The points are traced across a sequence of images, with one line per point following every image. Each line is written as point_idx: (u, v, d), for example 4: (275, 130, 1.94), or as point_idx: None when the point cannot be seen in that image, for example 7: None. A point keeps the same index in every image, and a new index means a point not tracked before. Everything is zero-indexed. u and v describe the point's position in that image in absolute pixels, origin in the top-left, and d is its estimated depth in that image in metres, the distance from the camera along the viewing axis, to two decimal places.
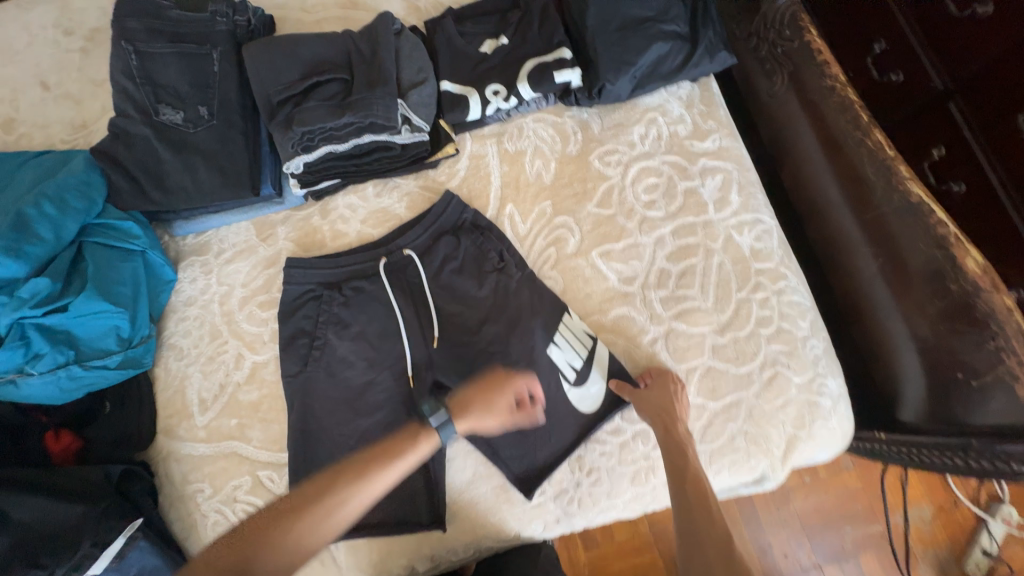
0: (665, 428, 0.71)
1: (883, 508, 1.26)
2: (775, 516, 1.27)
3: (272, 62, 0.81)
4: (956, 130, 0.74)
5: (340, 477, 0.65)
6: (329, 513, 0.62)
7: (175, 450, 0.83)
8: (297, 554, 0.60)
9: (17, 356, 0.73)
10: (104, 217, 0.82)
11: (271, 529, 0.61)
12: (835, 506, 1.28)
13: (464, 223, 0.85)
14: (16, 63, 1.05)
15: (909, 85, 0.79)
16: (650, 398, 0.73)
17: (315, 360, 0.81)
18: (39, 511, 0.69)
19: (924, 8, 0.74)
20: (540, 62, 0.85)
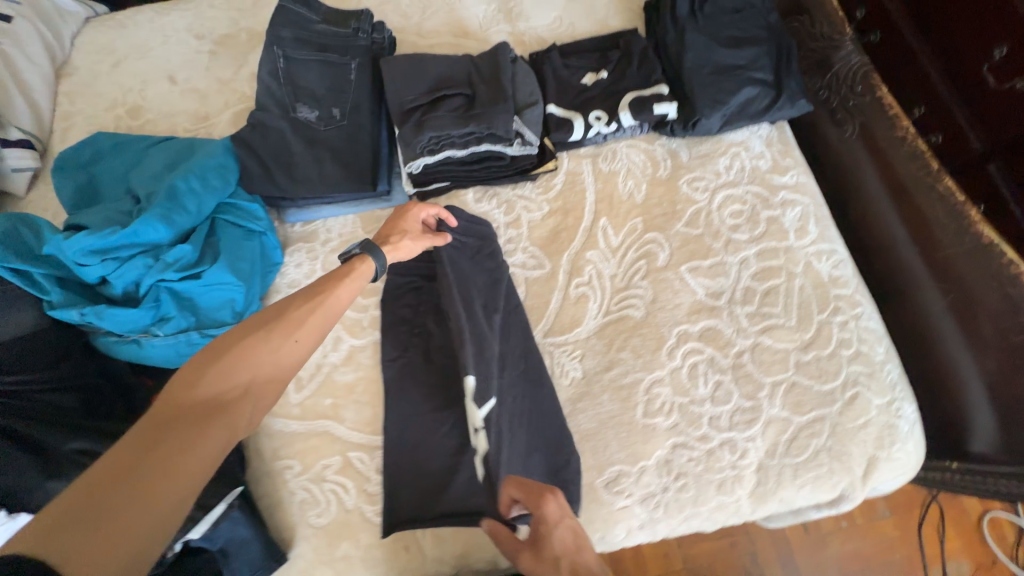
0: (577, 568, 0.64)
1: (922, 559, 1.24)
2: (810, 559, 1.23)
3: (408, 74, 0.91)
4: (994, 188, 0.79)
5: (262, 353, 0.61)
6: (287, 334, 0.62)
7: (267, 424, 0.85)
8: (265, 372, 0.60)
9: (146, 316, 0.77)
10: (236, 198, 0.88)
11: (226, 360, 0.58)
12: (873, 555, 1.24)
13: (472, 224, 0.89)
14: (150, 59, 1.16)
15: (949, 145, 0.85)
16: (540, 532, 0.67)
17: (416, 345, 0.87)
18: None
19: (960, 77, 0.82)
20: (639, 95, 0.95)
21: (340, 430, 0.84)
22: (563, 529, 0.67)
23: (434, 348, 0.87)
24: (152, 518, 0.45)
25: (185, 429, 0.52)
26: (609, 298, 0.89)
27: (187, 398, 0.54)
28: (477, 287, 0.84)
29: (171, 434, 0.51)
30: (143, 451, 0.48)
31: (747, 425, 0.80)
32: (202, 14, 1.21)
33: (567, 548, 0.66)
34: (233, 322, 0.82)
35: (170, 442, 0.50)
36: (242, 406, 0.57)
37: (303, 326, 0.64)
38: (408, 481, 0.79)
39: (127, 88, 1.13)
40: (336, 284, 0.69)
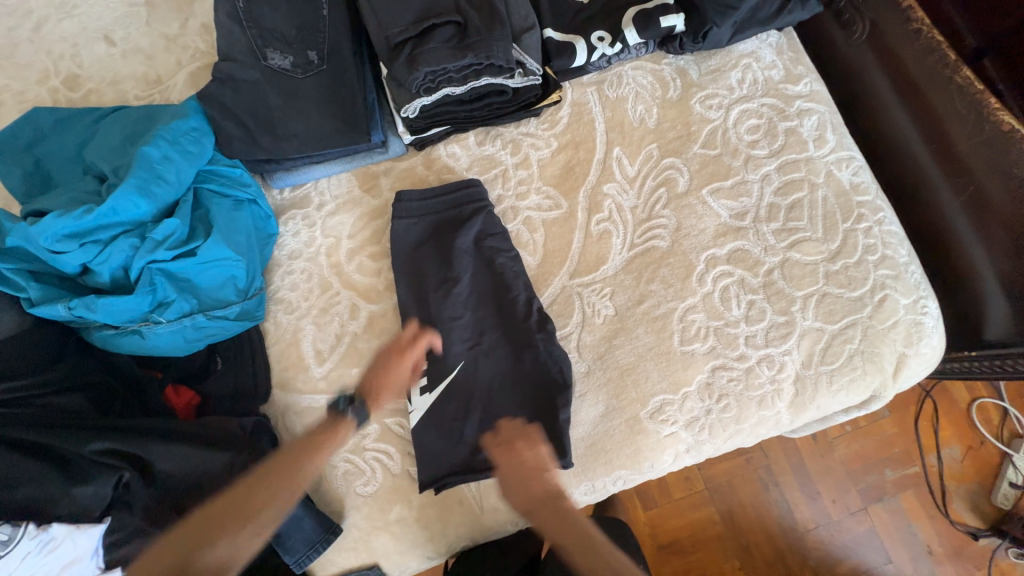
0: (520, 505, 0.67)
1: (919, 450, 1.30)
2: (822, 464, 1.29)
3: (391, 5, 0.81)
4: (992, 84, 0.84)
5: (287, 468, 0.68)
6: (315, 449, 0.70)
7: (294, 403, 0.80)
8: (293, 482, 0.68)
9: (143, 303, 0.70)
10: (216, 164, 0.79)
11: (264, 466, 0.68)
12: (875, 453, 1.31)
13: (433, 194, 0.85)
14: (77, 18, 1.00)
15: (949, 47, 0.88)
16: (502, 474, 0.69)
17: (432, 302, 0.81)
18: (182, 460, 0.67)
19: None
20: (643, 9, 0.87)
21: (373, 399, 0.80)
22: (522, 472, 0.68)
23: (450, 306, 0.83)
24: None
25: (211, 536, 0.61)
26: (631, 231, 0.86)
27: (219, 504, 0.63)
28: (431, 264, 0.83)
29: (202, 536, 0.61)
30: (183, 549, 0.60)
31: (783, 340, 0.80)
32: None
33: (525, 491, 0.67)
34: (239, 301, 0.76)
35: (197, 543, 0.61)
36: (263, 514, 0.64)
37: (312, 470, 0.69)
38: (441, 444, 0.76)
39: (57, 55, 0.98)
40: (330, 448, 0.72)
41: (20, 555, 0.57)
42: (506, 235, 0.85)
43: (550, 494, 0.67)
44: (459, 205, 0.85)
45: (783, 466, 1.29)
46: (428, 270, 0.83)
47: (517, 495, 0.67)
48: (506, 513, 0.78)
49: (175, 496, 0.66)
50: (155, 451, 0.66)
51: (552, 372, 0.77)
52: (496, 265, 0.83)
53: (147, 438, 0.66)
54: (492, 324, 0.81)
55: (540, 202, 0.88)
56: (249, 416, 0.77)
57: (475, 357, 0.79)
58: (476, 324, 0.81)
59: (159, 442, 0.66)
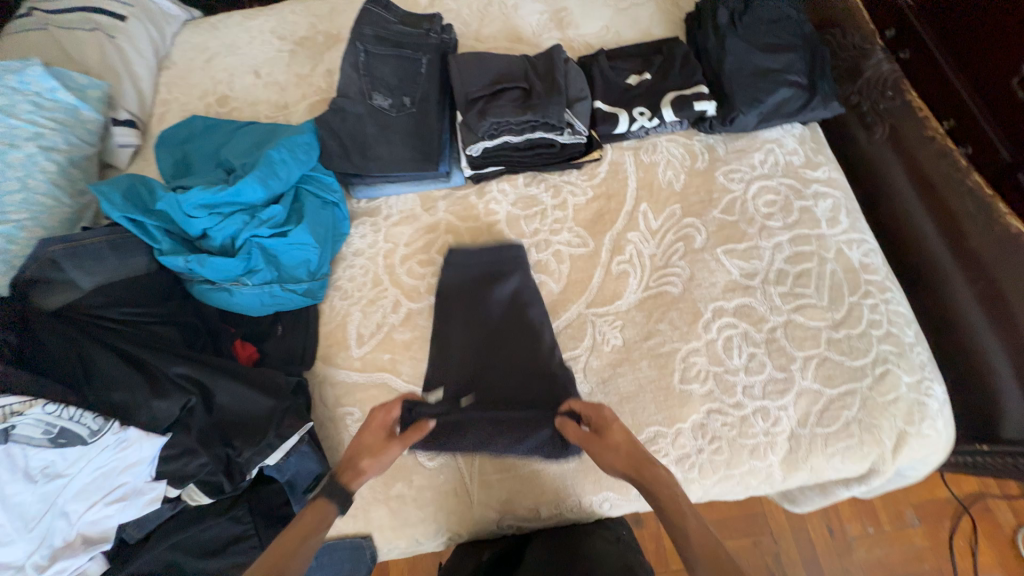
0: (628, 456, 0.71)
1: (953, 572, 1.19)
2: (838, 564, 1.21)
3: (473, 70, 1.03)
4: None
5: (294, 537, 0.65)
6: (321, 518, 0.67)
7: (331, 375, 0.93)
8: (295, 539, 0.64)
9: (238, 267, 0.88)
10: (315, 171, 1.00)
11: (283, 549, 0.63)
12: (899, 563, 1.21)
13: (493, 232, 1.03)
14: (238, 56, 1.31)
15: (978, 154, 0.90)
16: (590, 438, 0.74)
17: (462, 329, 0.94)
18: (236, 397, 0.80)
19: (992, 95, 0.86)
20: (680, 94, 1.03)
21: (397, 383, 0.91)
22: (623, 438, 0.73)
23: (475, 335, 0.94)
24: None
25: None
26: (648, 275, 0.96)
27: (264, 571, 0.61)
28: (465, 301, 0.97)
29: None
30: None
31: (780, 395, 0.85)
32: (283, 18, 1.35)
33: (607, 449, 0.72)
34: (309, 280, 0.93)
35: None
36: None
37: (300, 554, 0.63)
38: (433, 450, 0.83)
39: (217, 80, 1.28)
40: (306, 534, 0.65)
41: (102, 446, 0.71)
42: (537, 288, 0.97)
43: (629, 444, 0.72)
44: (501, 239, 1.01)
45: (792, 555, 1.23)
46: (462, 305, 0.96)
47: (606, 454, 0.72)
48: (496, 510, 0.84)
49: (222, 427, 0.79)
50: (217, 385, 0.79)
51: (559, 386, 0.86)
52: (520, 305, 0.95)
53: (214, 373, 0.80)
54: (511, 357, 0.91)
55: (570, 240, 1.01)
56: (292, 375, 0.90)
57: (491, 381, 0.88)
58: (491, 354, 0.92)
59: (222, 378, 0.80)
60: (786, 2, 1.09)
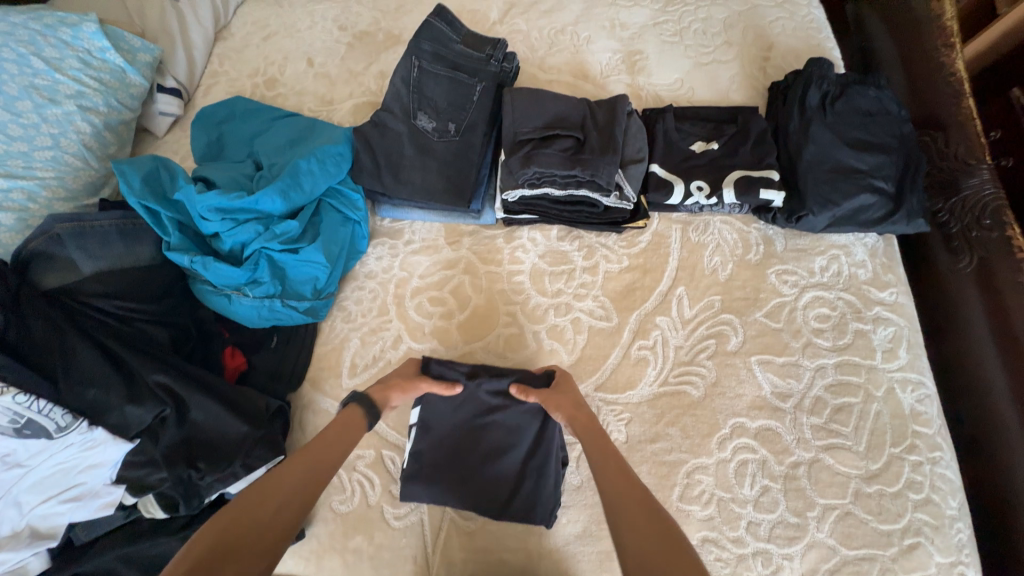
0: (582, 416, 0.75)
1: None
2: None
3: (528, 108, 0.95)
4: None
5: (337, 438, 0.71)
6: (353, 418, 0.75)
7: (315, 402, 0.88)
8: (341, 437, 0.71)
9: (243, 276, 0.84)
10: (343, 185, 0.94)
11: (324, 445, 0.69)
12: None
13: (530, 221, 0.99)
14: (296, 39, 1.27)
15: None
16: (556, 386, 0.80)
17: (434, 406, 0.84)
18: (210, 416, 0.76)
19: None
20: (747, 175, 0.93)
21: (380, 427, 0.86)
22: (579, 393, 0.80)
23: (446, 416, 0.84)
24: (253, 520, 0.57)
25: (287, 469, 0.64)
26: (668, 368, 0.87)
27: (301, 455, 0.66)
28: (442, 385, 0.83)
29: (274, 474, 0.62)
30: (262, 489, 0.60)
31: (788, 543, 0.75)
32: (348, 8, 1.31)
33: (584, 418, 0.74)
34: (312, 299, 0.88)
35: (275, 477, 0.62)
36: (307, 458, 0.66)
37: (336, 450, 0.69)
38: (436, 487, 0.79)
39: (270, 61, 1.24)
40: (343, 438, 0.71)
41: (66, 443, 0.68)
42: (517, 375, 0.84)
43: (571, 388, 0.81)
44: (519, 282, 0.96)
45: None
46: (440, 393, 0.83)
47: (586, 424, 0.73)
48: None
49: (190, 445, 0.75)
50: (193, 400, 0.75)
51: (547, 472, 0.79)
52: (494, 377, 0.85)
53: (192, 387, 0.76)
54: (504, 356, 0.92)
55: (593, 309, 0.93)
56: (275, 397, 0.85)
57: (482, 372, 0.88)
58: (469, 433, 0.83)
59: (199, 394, 0.76)
60: (888, 94, 0.97)
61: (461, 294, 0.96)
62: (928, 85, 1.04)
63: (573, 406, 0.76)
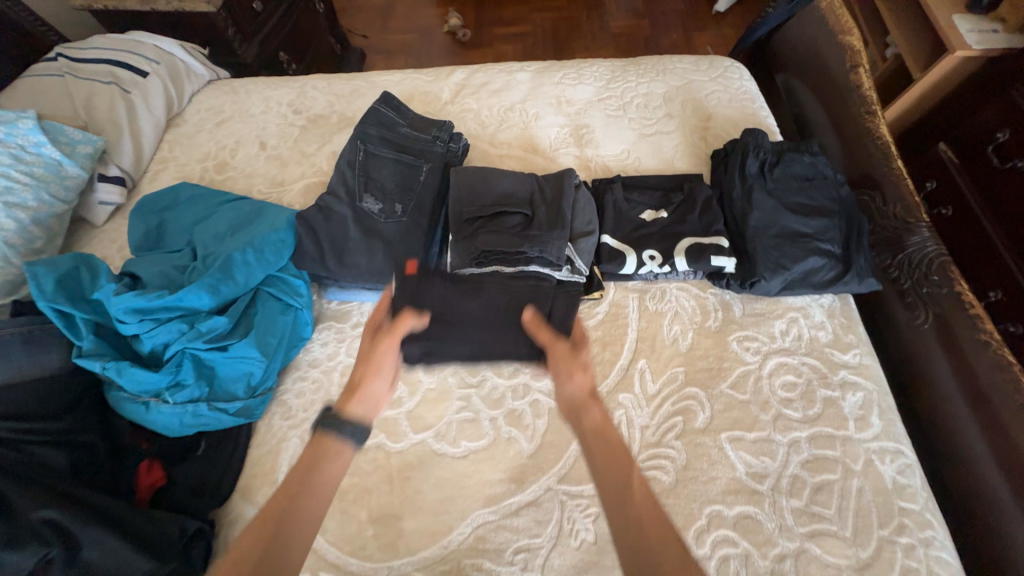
0: (596, 408, 0.62)
1: None
2: None
3: (471, 189, 0.96)
4: None
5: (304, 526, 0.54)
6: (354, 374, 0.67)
7: (245, 518, 0.77)
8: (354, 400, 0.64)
9: (163, 380, 0.77)
10: (284, 272, 0.90)
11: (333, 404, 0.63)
12: None
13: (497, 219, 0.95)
14: (249, 124, 1.28)
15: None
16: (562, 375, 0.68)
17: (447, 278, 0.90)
18: (108, 553, 0.63)
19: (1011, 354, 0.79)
20: (697, 242, 0.93)
21: (317, 543, 0.75)
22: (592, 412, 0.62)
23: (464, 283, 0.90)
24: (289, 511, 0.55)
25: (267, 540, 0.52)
26: (635, 451, 0.81)
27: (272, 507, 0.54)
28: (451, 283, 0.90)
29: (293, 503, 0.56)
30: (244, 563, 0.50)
31: None
32: (303, 93, 1.34)
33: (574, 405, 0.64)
34: (244, 398, 0.81)
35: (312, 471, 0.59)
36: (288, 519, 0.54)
37: (292, 515, 0.54)
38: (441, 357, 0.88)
39: (222, 146, 1.24)
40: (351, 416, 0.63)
41: None
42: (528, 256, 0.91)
43: (594, 391, 0.64)
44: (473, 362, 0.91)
45: None
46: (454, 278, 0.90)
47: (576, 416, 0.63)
48: None
49: None
50: (87, 537, 0.63)
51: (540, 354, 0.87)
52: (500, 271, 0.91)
53: (87, 517, 0.64)
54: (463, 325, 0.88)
55: (552, 388, 0.88)
56: (195, 517, 0.74)
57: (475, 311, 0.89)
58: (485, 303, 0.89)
59: (97, 527, 0.64)
60: (822, 159, 1.01)
61: (412, 379, 0.90)
62: (859, 148, 1.09)
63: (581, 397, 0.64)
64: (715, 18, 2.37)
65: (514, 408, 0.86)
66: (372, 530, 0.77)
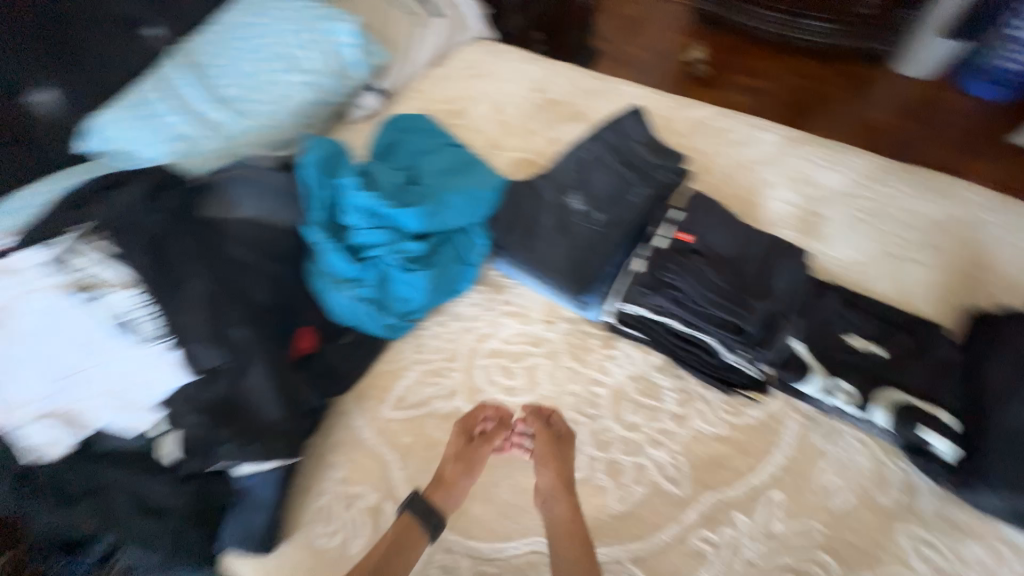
0: (561, 499, 0.73)
1: None
2: None
3: (692, 224, 0.91)
4: None
5: None
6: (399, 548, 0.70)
7: (352, 416, 0.87)
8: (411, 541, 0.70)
9: (351, 273, 0.87)
10: (476, 229, 0.96)
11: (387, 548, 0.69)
12: None
13: (741, 235, 0.89)
14: (493, 88, 1.41)
15: None
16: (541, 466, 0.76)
17: (670, 261, 0.86)
18: (262, 387, 0.75)
19: None
20: (908, 400, 0.77)
21: (394, 475, 0.81)
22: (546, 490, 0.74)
23: (697, 267, 0.84)
24: None
25: None
26: None
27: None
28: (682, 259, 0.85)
29: None
30: None
31: None
32: (548, 78, 1.42)
33: (547, 474, 0.75)
34: (398, 319, 0.88)
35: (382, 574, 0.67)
36: None
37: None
38: (692, 275, 0.82)
39: (464, 99, 1.39)
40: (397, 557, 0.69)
41: (149, 349, 0.74)
42: (760, 271, 0.85)
43: (567, 477, 0.75)
44: (595, 392, 0.88)
45: None
46: (687, 259, 0.85)
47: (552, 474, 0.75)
48: None
49: (228, 407, 0.75)
50: (255, 368, 0.76)
51: (776, 330, 0.79)
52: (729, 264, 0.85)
53: (260, 354, 0.76)
54: (711, 272, 0.83)
55: (665, 462, 0.80)
56: (316, 398, 0.82)
57: (728, 243, 0.89)
58: (738, 249, 0.88)
59: (265, 366, 0.76)
60: None
61: (534, 376, 0.90)
62: None
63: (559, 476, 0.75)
64: (1013, 151, 1.94)
65: (618, 461, 0.81)
66: None
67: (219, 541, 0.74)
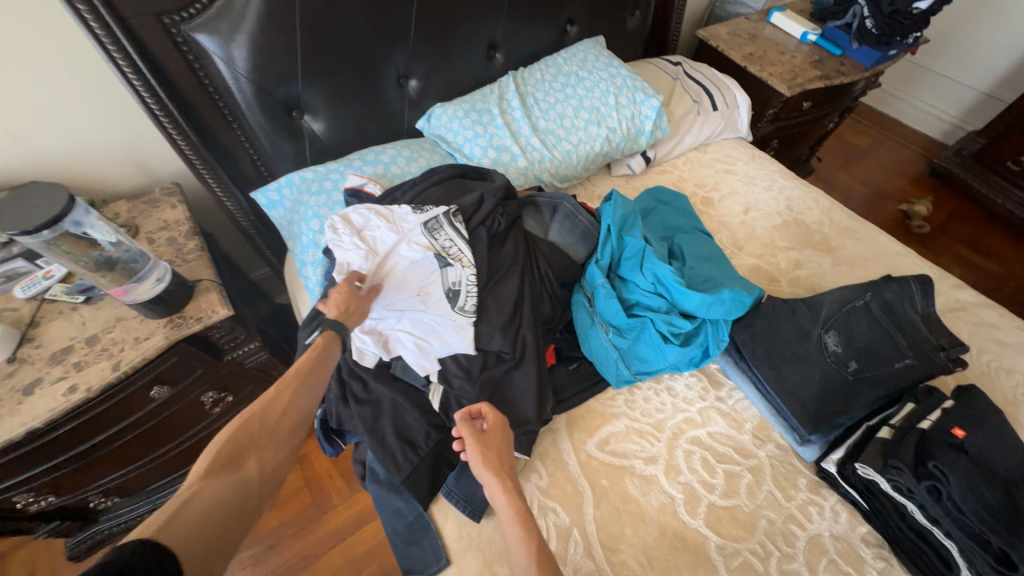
0: (501, 482, 0.70)
1: None
2: None
3: (967, 423, 0.84)
4: None
5: (296, 405, 0.71)
6: (305, 379, 0.73)
7: (559, 436, 0.96)
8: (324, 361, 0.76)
9: (612, 320, 1.02)
10: (726, 325, 1.03)
11: (306, 369, 0.74)
12: None
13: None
14: (745, 191, 1.48)
15: None
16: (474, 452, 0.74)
17: (939, 450, 0.79)
18: (525, 382, 0.90)
19: None
20: None
21: (585, 510, 0.87)
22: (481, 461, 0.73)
23: (971, 469, 0.77)
24: (276, 429, 0.67)
25: (269, 420, 0.67)
26: None
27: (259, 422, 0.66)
28: (953, 454, 0.78)
29: (285, 405, 0.70)
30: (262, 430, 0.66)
31: None
32: (802, 201, 1.46)
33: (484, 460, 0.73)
34: (633, 373, 1.01)
35: (301, 387, 0.72)
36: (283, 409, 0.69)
37: (303, 394, 0.72)
38: (962, 477, 0.76)
39: (715, 190, 1.48)
40: (314, 371, 0.75)
41: (452, 317, 0.90)
42: None
43: (502, 466, 0.73)
44: (794, 532, 0.86)
45: None
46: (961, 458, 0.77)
47: (489, 459, 0.73)
48: None
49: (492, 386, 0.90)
50: (526, 365, 0.91)
51: None
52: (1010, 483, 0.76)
53: (532, 355, 0.92)
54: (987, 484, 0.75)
55: None
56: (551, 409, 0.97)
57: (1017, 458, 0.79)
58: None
59: (532, 367, 0.91)
60: None
61: (733, 483, 0.91)
62: None
63: (496, 464, 0.73)
64: None
65: None
66: (624, 549, 0.83)
67: (441, 489, 0.88)
